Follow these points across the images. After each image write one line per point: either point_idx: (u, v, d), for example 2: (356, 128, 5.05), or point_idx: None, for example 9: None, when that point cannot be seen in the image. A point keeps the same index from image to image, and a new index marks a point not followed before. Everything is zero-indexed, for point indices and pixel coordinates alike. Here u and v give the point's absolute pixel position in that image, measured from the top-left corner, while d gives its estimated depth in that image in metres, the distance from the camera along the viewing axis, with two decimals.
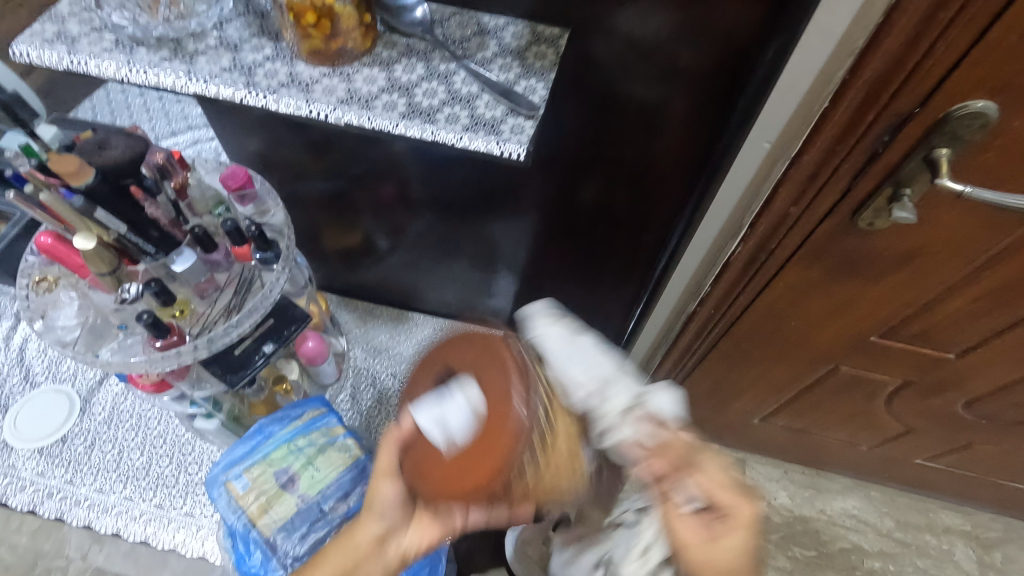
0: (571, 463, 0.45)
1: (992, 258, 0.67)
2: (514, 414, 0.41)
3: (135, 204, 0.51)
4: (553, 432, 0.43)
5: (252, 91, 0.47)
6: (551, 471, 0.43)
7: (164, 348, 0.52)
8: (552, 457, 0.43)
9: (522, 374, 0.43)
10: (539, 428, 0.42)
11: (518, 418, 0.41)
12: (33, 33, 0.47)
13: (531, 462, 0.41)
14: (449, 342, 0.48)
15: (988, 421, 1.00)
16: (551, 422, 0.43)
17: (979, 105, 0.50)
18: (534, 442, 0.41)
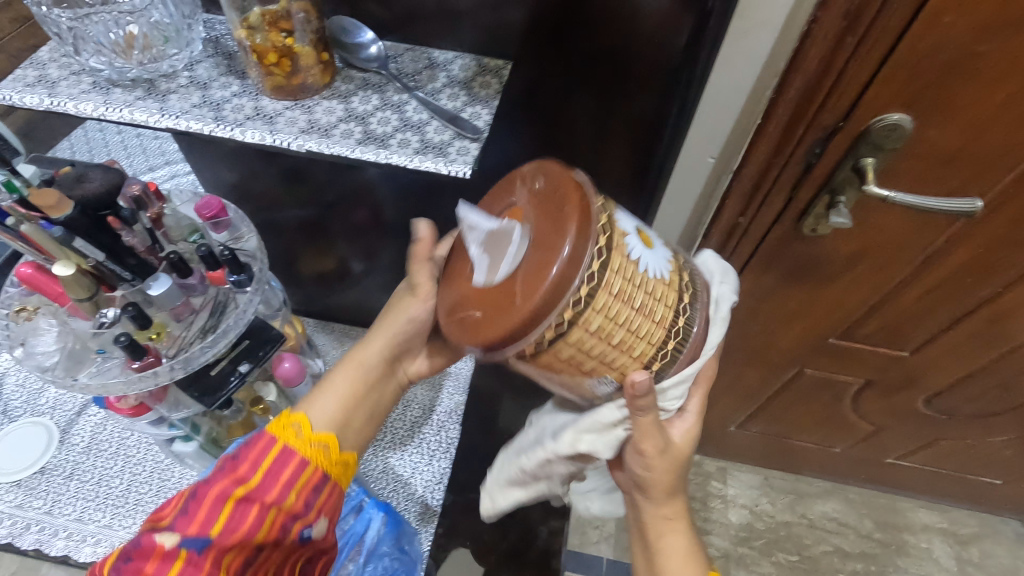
0: (601, 363, 0.38)
1: (930, 257, 0.71)
2: (546, 278, 0.34)
3: (112, 233, 0.50)
4: (586, 336, 0.36)
5: (219, 124, 0.48)
6: (569, 351, 0.37)
7: (141, 369, 0.52)
8: (573, 351, 0.37)
9: (578, 242, 0.35)
10: (571, 306, 0.35)
11: (545, 288, 0.34)
12: (16, 78, 0.50)
13: (547, 334, 0.35)
14: (545, 178, 0.39)
15: (950, 416, 1.04)
16: (588, 321, 0.35)
17: (895, 118, 0.54)
18: (558, 321, 0.35)
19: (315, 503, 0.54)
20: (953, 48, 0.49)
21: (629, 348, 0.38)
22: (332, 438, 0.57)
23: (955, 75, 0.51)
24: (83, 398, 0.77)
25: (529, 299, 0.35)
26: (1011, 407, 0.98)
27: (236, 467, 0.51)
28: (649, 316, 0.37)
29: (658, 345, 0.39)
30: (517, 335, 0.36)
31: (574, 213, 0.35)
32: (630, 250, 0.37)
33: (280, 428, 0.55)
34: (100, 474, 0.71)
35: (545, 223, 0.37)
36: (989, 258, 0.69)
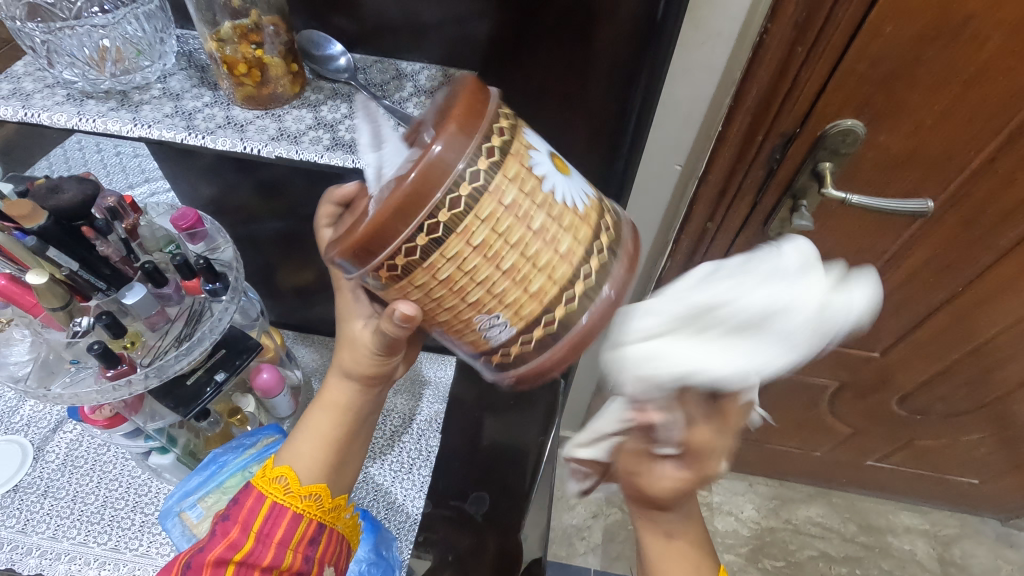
0: (489, 291, 0.35)
1: (892, 257, 0.74)
2: (415, 174, 0.32)
3: (86, 243, 0.48)
4: (466, 251, 0.33)
5: (191, 132, 0.45)
6: (446, 266, 0.34)
7: (115, 377, 0.48)
8: (449, 266, 0.34)
9: (457, 136, 0.33)
10: (446, 206, 0.32)
11: (416, 181, 0.32)
12: None
13: (420, 240, 0.33)
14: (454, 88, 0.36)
15: (924, 416, 1.06)
16: (466, 231, 0.33)
17: (848, 123, 0.57)
18: (429, 222, 0.32)
19: (314, 557, 0.49)
20: (896, 56, 0.52)
21: (526, 281, 0.35)
22: (291, 469, 0.50)
23: (899, 82, 0.53)
24: (58, 416, 0.75)
25: (400, 194, 0.32)
26: (983, 405, 1.00)
27: (227, 530, 0.46)
28: (546, 244, 0.35)
29: (560, 282, 0.36)
30: (384, 233, 0.33)
31: (459, 107, 0.33)
32: (532, 168, 0.35)
33: (265, 480, 0.49)
34: (75, 491, 0.69)
35: (434, 123, 0.34)
36: (948, 257, 0.72)
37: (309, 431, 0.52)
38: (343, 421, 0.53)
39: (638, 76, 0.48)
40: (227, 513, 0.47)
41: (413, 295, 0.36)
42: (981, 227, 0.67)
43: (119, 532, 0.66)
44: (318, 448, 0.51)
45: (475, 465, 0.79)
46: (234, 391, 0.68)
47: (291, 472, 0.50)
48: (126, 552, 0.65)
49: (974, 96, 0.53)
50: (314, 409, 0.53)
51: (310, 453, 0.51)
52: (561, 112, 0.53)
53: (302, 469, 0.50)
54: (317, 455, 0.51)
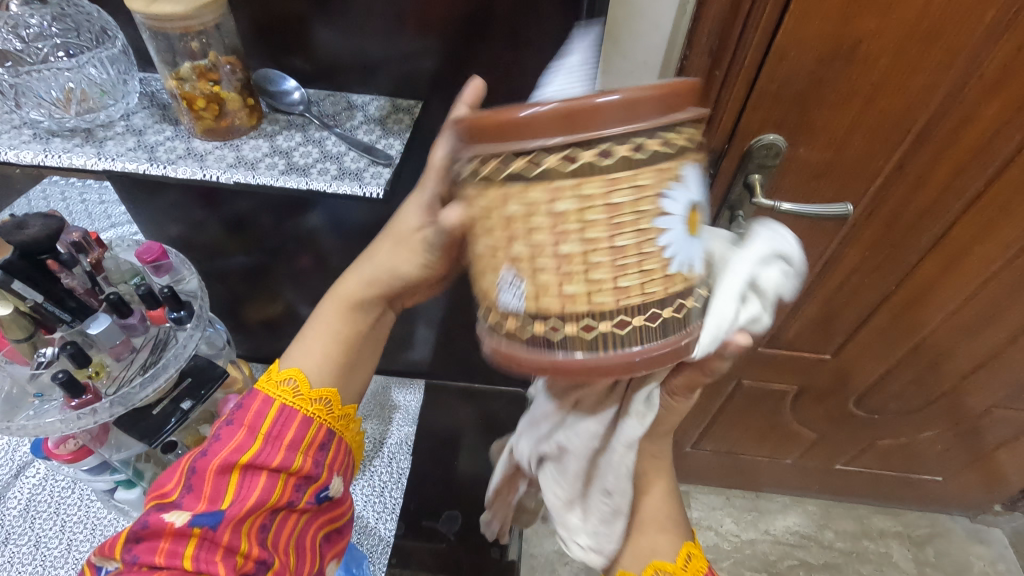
0: (556, 263, 0.29)
1: (829, 259, 0.79)
2: (599, 97, 0.26)
3: (50, 275, 0.49)
4: (541, 209, 0.28)
5: (154, 164, 0.47)
6: (574, 202, 0.27)
7: (79, 407, 0.49)
8: (575, 203, 0.27)
9: (656, 100, 0.27)
10: (595, 150, 0.27)
11: (594, 101, 0.26)
12: None
13: (581, 157, 0.27)
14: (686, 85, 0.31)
15: (881, 415, 1.11)
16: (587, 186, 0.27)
17: (770, 137, 0.62)
18: (569, 152, 0.27)
19: (324, 462, 0.49)
20: (801, 76, 0.56)
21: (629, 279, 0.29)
22: (299, 372, 0.49)
23: (810, 97, 0.58)
24: (21, 461, 0.74)
25: (576, 103, 0.26)
26: (933, 401, 1.04)
27: (235, 432, 0.46)
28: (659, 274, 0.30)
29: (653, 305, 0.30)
30: (516, 130, 0.26)
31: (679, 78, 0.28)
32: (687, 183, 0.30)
33: (270, 386, 0.48)
34: (37, 536, 0.67)
35: (641, 87, 0.28)
36: (876, 256, 0.77)
37: (321, 326, 0.51)
38: (353, 318, 0.52)
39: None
40: (230, 419, 0.47)
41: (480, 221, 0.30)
42: (901, 227, 0.72)
43: None
44: (328, 348, 0.51)
45: (448, 486, 0.80)
46: (199, 423, 0.67)
47: (300, 374, 0.49)
48: None
49: (876, 107, 0.58)
50: (327, 305, 0.52)
51: (319, 354, 0.51)
52: None
53: (310, 372, 0.50)
54: (328, 351, 0.51)
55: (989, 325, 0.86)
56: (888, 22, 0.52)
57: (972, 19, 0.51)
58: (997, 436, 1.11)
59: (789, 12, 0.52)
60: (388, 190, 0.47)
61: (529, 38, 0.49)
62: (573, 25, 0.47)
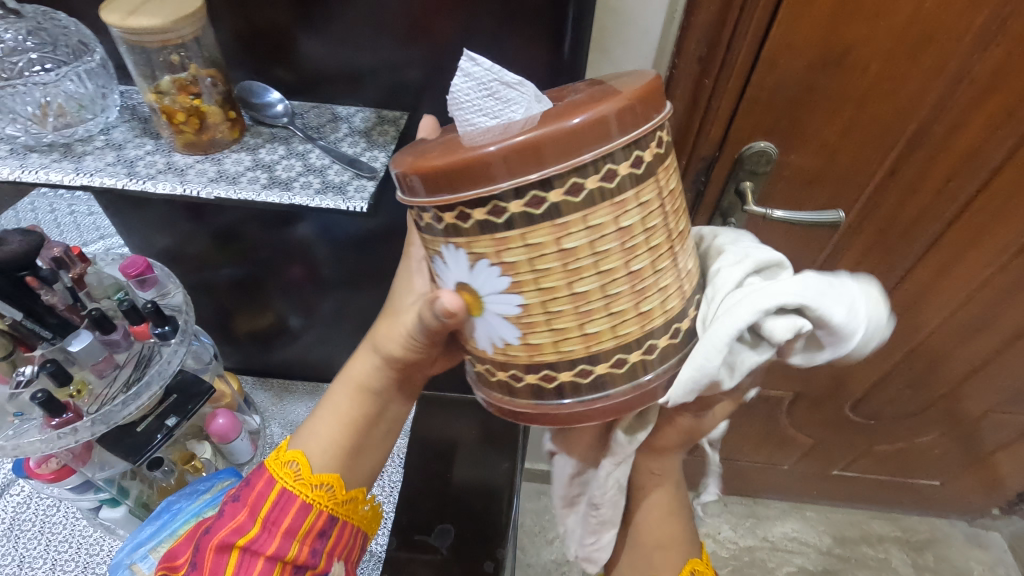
0: (543, 303, 0.31)
1: (823, 266, 0.78)
2: (569, 122, 0.28)
3: (31, 292, 0.47)
4: (514, 242, 0.30)
5: (133, 179, 0.46)
6: (521, 250, 0.30)
7: (59, 426, 0.48)
8: (524, 252, 0.30)
9: (623, 115, 0.29)
10: (566, 186, 0.29)
11: (556, 129, 0.28)
12: None
13: (514, 205, 0.29)
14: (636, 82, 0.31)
15: (878, 421, 1.10)
16: (565, 226, 0.29)
17: (761, 145, 0.61)
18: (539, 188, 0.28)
19: (323, 550, 0.49)
20: (791, 83, 0.56)
21: (614, 298, 0.32)
22: (303, 455, 0.49)
23: (799, 105, 0.58)
24: (5, 478, 0.73)
25: (549, 132, 0.27)
26: (930, 406, 1.04)
27: (237, 511, 0.46)
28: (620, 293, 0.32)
29: (620, 340, 0.33)
30: (483, 169, 0.28)
31: (637, 87, 0.30)
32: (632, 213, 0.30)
33: (277, 465, 0.48)
34: (21, 556, 0.66)
35: (595, 97, 0.30)
36: (870, 263, 0.77)
37: (330, 410, 0.51)
38: (361, 400, 0.52)
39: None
40: (236, 494, 0.47)
41: (474, 249, 0.31)
42: (895, 234, 0.72)
43: None
44: (336, 429, 0.51)
45: (442, 498, 0.79)
46: (189, 440, 0.67)
47: (301, 457, 0.49)
48: None
49: (867, 114, 0.58)
50: (340, 385, 0.52)
51: (325, 434, 0.50)
52: None
53: (314, 456, 0.49)
54: (336, 439, 0.50)
55: (983, 330, 0.86)
56: (877, 29, 0.52)
57: (963, 23, 0.51)
58: (994, 440, 1.10)
59: (778, 20, 0.52)
60: (372, 206, 0.47)
61: (513, 45, 0.49)
62: (559, 33, 0.47)
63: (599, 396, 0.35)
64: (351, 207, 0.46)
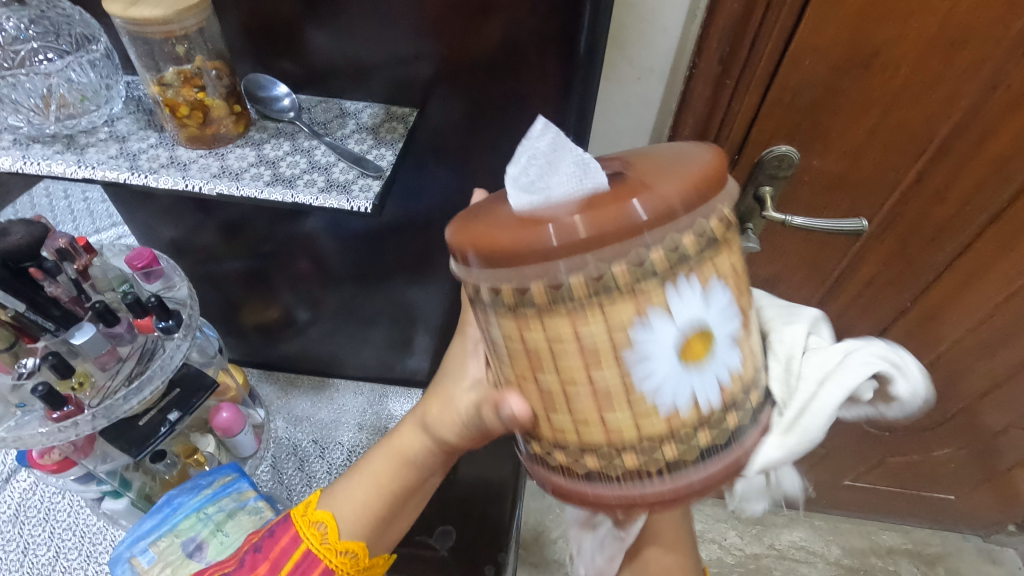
0: (587, 396, 0.27)
1: (842, 274, 0.76)
2: (630, 210, 0.24)
3: (34, 283, 0.47)
4: (563, 340, 0.26)
5: (134, 172, 0.45)
6: (563, 340, 0.26)
7: (59, 419, 0.48)
8: (566, 343, 0.26)
9: (689, 199, 0.25)
10: (625, 272, 0.25)
11: (614, 221, 0.24)
12: None
13: (568, 289, 0.25)
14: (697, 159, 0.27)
15: (892, 432, 1.08)
16: (615, 316, 0.25)
17: (783, 149, 0.59)
18: (594, 280, 0.25)
19: None
20: (815, 86, 0.54)
21: (630, 385, 0.26)
22: (331, 518, 0.50)
23: (821, 112, 0.56)
24: (12, 465, 0.73)
25: (593, 220, 0.24)
26: (947, 419, 1.01)
27: (258, 564, 0.50)
28: (624, 388, 0.26)
29: (673, 426, 0.28)
30: (537, 257, 0.24)
31: (701, 167, 0.26)
32: (643, 324, 0.25)
33: (303, 525, 0.50)
34: (26, 543, 0.67)
35: (656, 175, 0.26)
36: (892, 272, 0.74)
37: (368, 475, 0.51)
38: (403, 472, 0.51)
39: (571, 102, 0.50)
40: (259, 545, 0.51)
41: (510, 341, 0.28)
42: (918, 243, 0.70)
43: None
44: (369, 492, 0.51)
45: (444, 499, 0.78)
46: (192, 432, 0.67)
47: (331, 523, 0.50)
48: None
49: (894, 119, 0.55)
50: (381, 450, 0.52)
51: (358, 501, 0.50)
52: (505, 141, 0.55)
53: (342, 522, 0.50)
54: (367, 502, 0.50)
55: (1007, 345, 0.83)
56: (909, 29, 0.49)
57: (1001, 27, 0.48)
58: (1012, 456, 1.07)
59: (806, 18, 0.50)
60: (377, 206, 0.45)
61: (527, 39, 0.47)
62: (575, 26, 0.45)
63: (652, 485, 0.29)
64: (356, 205, 0.45)
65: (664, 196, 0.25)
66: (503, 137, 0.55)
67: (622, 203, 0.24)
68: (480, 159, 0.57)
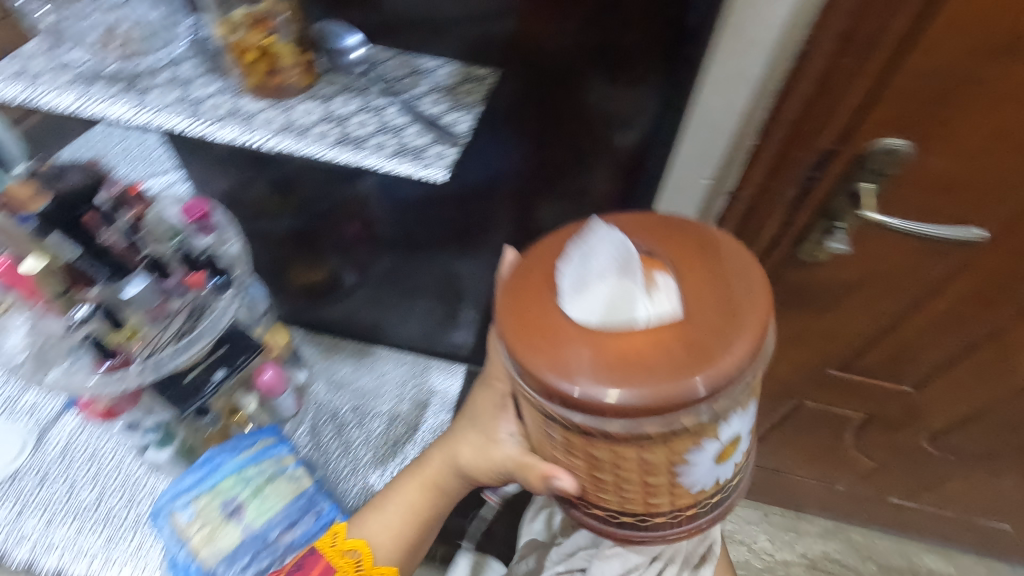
0: (636, 480, 0.32)
1: (935, 286, 0.68)
2: (699, 380, 0.28)
3: (87, 233, 0.45)
4: (624, 455, 0.31)
5: (196, 120, 0.42)
6: (599, 453, 0.31)
7: (109, 371, 0.50)
8: (602, 454, 0.31)
9: (745, 366, 0.29)
10: (690, 420, 0.29)
11: (676, 389, 0.28)
12: None
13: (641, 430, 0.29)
14: (742, 297, 0.31)
15: (956, 457, 1.00)
16: (649, 449, 0.30)
17: (892, 142, 0.51)
18: (660, 427, 0.29)
19: None
20: (942, 74, 0.46)
21: (649, 476, 0.32)
22: (365, 544, 0.52)
23: (951, 103, 0.47)
24: (62, 403, 0.74)
25: (667, 389, 0.28)
26: (1018, 448, 0.94)
27: None
28: (670, 485, 0.33)
29: (680, 503, 0.34)
30: (609, 413, 0.28)
31: (757, 322, 0.30)
32: (695, 448, 0.30)
33: (333, 553, 0.52)
34: (72, 481, 0.68)
35: (712, 326, 0.29)
36: (993, 288, 0.66)
37: (401, 502, 0.54)
38: (434, 496, 0.54)
39: (675, 77, 0.46)
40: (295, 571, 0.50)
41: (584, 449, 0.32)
42: None
43: (114, 525, 0.65)
44: (404, 518, 0.53)
45: None
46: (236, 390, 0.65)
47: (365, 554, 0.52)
48: (116, 548, 0.63)
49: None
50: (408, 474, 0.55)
51: (390, 530, 0.53)
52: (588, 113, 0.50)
53: (377, 549, 0.52)
54: (401, 531, 0.53)
55: None
56: None
57: None
58: None
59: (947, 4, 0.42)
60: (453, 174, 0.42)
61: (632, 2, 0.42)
62: None
63: (672, 529, 0.36)
64: (426, 173, 0.41)
65: (721, 359, 0.28)
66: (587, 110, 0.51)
67: (692, 374, 0.28)
68: (554, 131, 0.53)
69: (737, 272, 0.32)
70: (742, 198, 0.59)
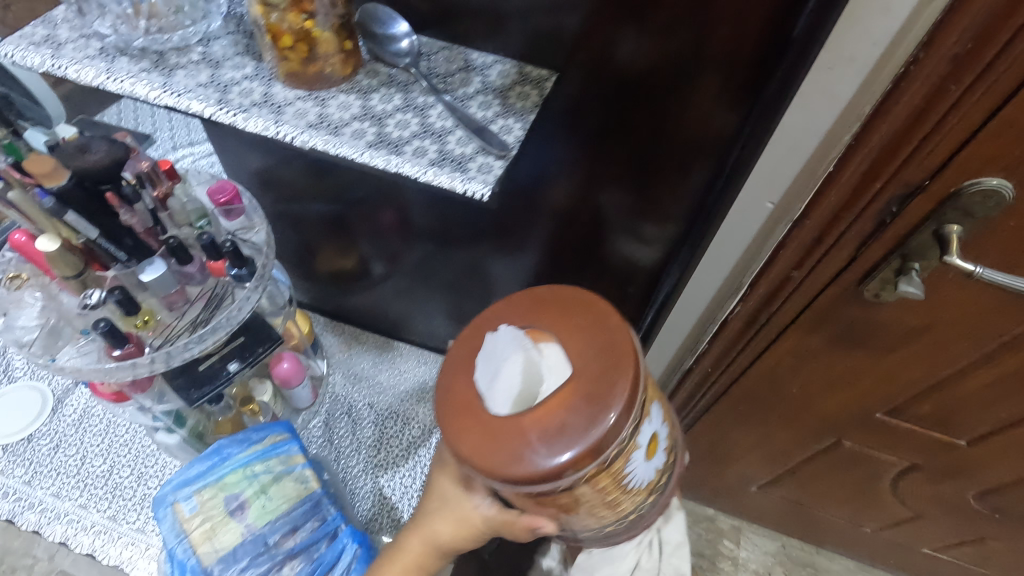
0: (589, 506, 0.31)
1: None
2: (605, 419, 0.27)
3: (108, 210, 0.43)
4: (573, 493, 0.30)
5: (224, 108, 0.40)
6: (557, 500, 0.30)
7: (120, 358, 0.45)
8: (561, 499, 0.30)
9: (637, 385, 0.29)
10: (615, 449, 0.28)
11: (592, 434, 0.27)
12: (22, 34, 0.43)
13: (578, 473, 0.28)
14: (595, 320, 0.31)
15: (1004, 517, 0.75)
16: (594, 481, 0.29)
17: (993, 182, 0.35)
18: (594, 469, 0.28)
19: None
20: None
21: (600, 497, 0.30)
22: None
23: None
24: None
25: (586, 443, 0.27)
26: None
27: None
28: (622, 495, 0.31)
29: (638, 500, 0.33)
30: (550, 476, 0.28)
31: (621, 338, 0.30)
32: (628, 463, 0.30)
33: None
34: (84, 451, 0.67)
35: (596, 358, 0.29)
36: None
37: None
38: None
39: (760, 93, 0.41)
40: None
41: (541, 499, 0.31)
42: None
43: (120, 501, 0.65)
44: None
45: None
46: (253, 376, 0.64)
47: None
48: (122, 524, 0.63)
49: None
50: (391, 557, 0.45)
51: None
52: (652, 125, 0.46)
53: None
54: None
55: None
56: None
57: None
58: None
59: None
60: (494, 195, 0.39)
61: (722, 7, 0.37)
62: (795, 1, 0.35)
63: (644, 517, 0.35)
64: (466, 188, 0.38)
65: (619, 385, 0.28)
66: (650, 123, 0.46)
67: (601, 421, 0.27)
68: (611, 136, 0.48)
69: (581, 301, 0.32)
70: (804, 234, 0.45)
